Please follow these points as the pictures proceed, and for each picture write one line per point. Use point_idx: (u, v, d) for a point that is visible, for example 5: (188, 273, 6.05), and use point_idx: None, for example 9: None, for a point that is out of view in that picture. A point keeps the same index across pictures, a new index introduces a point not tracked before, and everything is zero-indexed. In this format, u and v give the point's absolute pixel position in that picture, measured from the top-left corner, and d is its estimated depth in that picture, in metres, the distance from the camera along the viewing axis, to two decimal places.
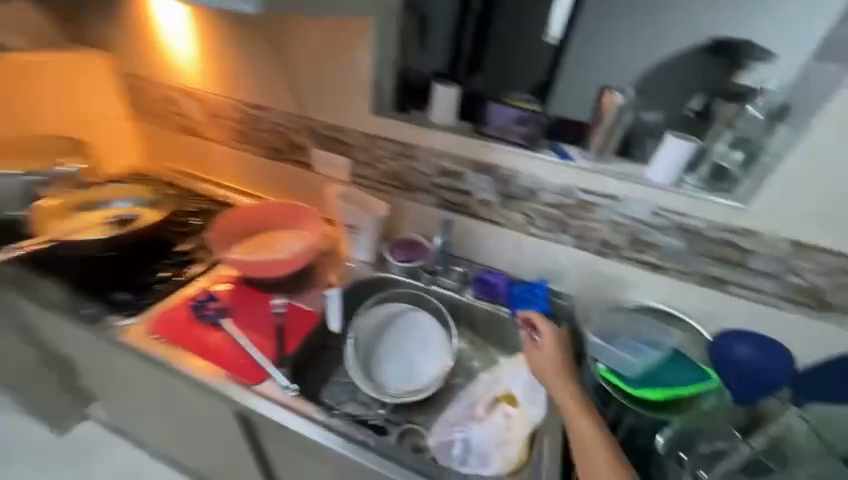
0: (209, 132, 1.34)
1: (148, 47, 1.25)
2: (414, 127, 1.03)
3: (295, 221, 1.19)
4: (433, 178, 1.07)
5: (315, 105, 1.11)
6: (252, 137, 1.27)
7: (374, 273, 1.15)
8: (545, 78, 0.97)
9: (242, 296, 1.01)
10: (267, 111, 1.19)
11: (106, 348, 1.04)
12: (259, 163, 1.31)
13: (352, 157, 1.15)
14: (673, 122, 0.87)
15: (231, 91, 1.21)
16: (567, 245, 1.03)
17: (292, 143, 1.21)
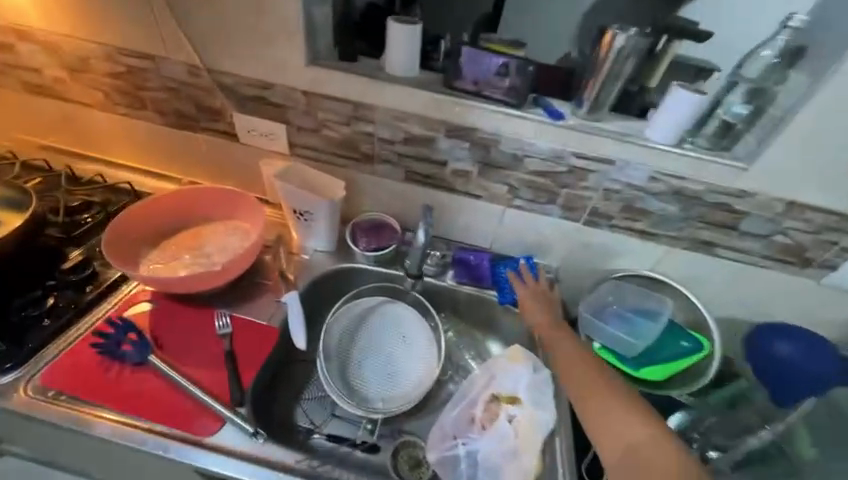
0: (75, 93, 0.97)
1: None
2: (367, 82, 0.79)
3: (227, 212, 0.93)
4: (397, 146, 0.87)
5: (223, 52, 0.81)
6: (140, 98, 0.93)
7: (335, 264, 0.96)
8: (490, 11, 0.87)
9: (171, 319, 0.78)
10: (154, 61, 0.86)
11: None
12: (160, 134, 0.99)
13: (288, 123, 0.89)
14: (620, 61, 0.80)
15: (91, 31, 0.85)
16: (553, 216, 0.92)
17: (200, 106, 0.91)
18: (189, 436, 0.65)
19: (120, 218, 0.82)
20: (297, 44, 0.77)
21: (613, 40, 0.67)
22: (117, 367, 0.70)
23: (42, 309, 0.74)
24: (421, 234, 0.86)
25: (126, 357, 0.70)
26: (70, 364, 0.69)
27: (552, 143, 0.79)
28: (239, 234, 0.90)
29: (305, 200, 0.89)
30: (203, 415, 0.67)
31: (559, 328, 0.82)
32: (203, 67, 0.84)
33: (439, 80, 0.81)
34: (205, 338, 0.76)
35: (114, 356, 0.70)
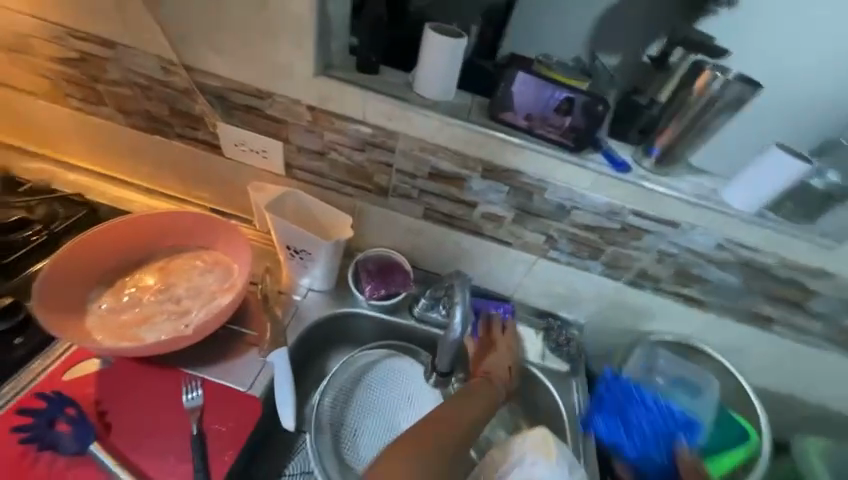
0: (13, 76, 0.76)
1: None
2: (391, 103, 0.64)
3: (207, 245, 0.76)
4: (419, 181, 0.72)
5: (209, 48, 0.63)
6: (99, 92, 0.74)
7: (332, 308, 0.81)
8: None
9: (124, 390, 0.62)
10: (116, 49, 0.67)
11: None
12: (123, 136, 0.80)
13: (287, 140, 0.72)
14: (629, 67, 0.68)
15: (32, 0, 0.65)
16: (593, 272, 0.79)
17: (176, 109, 0.73)
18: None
19: (64, 255, 0.66)
20: (307, 48, 0.60)
21: (710, 83, 0.57)
22: (51, 459, 0.56)
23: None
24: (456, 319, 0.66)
25: (63, 446, 0.56)
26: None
27: (610, 197, 0.67)
28: (218, 272, 0.74)
29: (300, 237, 0.73)
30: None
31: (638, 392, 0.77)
32: (180, 63, 0.66)
33: (479, 106, 0.66)
34: (166, 417, 0.62)
35: (47, 444, 0.56)
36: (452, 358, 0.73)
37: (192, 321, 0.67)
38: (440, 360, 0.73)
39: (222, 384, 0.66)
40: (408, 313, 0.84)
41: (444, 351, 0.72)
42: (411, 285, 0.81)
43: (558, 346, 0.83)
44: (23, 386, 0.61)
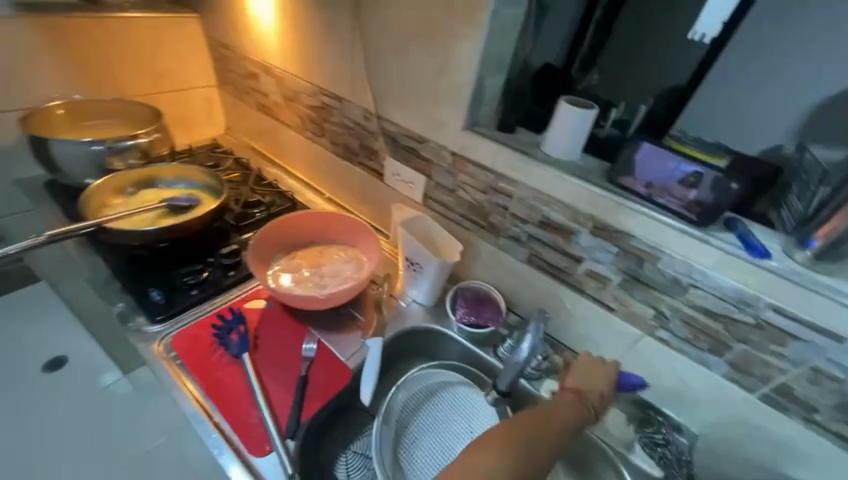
0: (284, 115, 1.20)
1: (236, 12, 1.12)
2: (518, 157, 0.75)
3: (353, 243, 1.01)
4: (529, 227, 0.79)
5: (396, 106, 0.88)
6: (325, 128, 1.09)
7: (426, 322, 0.92)
8: (685, 85, 0.77)
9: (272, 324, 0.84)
10: (341, 102, 1.00)
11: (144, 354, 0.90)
12: (328, 158, 1.15)
13: (430, 177, 0.91)
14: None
15: (305, 72, 1.04)
16: (713, 370, 0.68)
17: (364, 144, 1.02)
18: (240, 449, 0.65)
19: (274, 225, 0.95)
20: (460, 110, 0.78)
21: None
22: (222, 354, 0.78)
23: (198, 279, 0.89)
24: (524, 346, 0.71)
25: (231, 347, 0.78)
26: (196, 335, 0.80)
27: (739, 282, 0.59)
28: (354, 264, 0.96)
29: (418, 251, 0.88)
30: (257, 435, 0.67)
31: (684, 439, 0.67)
32: (375, 113, 0.93)
33: (600, 170, 0.71)
34: (291, 357, 0.79)
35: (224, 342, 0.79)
36: (514, 385, 0.74)
37: (324, 291, 0.88)
38: (501, 380, 0.74)
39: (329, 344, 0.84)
40: (493, 350, 0.88)
41: (506, 375, 0.74)
42: (501, 320, 0.87)
43: (652, 445, 0.73)
44: (224, 300, 0.88)
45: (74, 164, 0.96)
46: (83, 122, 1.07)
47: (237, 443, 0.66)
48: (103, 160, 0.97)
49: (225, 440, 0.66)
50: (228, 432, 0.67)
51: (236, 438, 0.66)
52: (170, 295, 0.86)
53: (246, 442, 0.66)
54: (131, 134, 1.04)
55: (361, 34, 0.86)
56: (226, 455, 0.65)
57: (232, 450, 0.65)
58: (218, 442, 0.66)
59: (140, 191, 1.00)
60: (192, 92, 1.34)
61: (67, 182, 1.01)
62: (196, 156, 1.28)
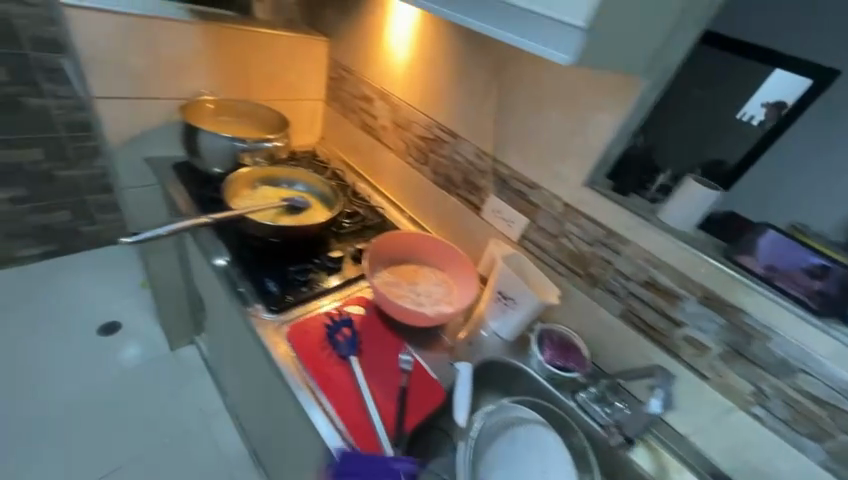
0: (388, 139, 1.30)
1: (368, 43, 1.23)
2: (634, 220, 0.81)
3: (443, 267, 1.07)
4: (631, 284, 0.84)
5: (515, 153, 0.96)
6: (430, 158, 1.18)
7: (509, 358, 0.95)
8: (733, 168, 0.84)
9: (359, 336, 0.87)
10: (456, 139, 1.08)
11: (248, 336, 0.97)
12: (424, 184, 1.23)
13: (533, 220, 0.97)
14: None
15: (426, 106, 1.13)
16: (811, 457, 0.69)
17: (468, 180, 1.09)
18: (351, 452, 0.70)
19: (383, 238, 1.03)
20: (584, 168, 0.85)
21: None
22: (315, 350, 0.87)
23: (307, 279, 0.96)
24: (654, 401, 0.75)
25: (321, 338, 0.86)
26: (310, 331, 0.86)
27: None
28: (443, 288, 1.02)
29: (516, 286, 0.93)
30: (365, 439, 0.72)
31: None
32: (491, 155, 1.00)
33: (714, 245, 0.77)
34: (392, 369, 0.84)
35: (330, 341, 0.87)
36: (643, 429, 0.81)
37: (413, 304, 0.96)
38: (631, 424, 0.81)
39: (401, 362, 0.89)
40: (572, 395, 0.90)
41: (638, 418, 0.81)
42: (587, 367, 0.90)
43: None
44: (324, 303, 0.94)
45: (216, 155, 1.07)
46: (222, 116, 1.20)
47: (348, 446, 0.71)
48: (237, 155, 1.08)
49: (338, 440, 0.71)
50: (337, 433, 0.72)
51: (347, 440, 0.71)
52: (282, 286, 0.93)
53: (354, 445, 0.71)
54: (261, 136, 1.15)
55: (497, 86, 0.94)
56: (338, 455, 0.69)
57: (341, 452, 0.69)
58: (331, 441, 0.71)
59: (262, 188, 1.10)
60: (302, 104, 1.45)
61: (201, 168, 1.11)
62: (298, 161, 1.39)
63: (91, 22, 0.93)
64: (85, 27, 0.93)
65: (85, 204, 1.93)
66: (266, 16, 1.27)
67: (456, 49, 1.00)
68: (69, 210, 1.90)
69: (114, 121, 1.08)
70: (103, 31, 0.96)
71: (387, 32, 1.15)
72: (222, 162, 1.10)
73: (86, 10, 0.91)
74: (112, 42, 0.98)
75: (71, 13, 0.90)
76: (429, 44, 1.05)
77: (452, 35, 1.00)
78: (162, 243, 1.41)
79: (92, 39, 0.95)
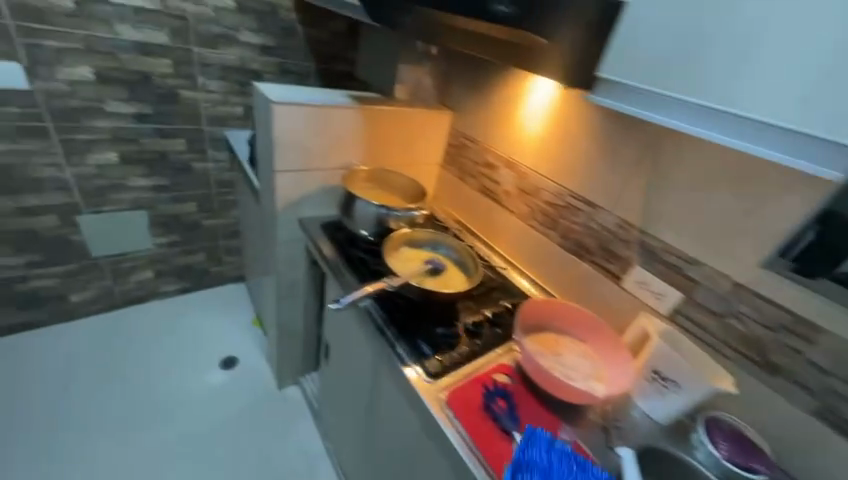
0: (511, 203, 1.35)
1: (497, 116, 1.32)
2: (835, 309, 0.73)
3: (582, 338, 1.05)
4: (831, 379, 0.75)
5: (670, 227, 0.94)
6: (560, 224, 1.20)
7: (670, 446, 0.88)
8: None
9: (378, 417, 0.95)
10: (594, 208, 1.09)
11: (396, 392, 1.03)
12: (549, 247, 1.25)
13: (690, 295, 0.93)
14: None
15: (560, 175, 1.16)
16: None
17: (606, 248, 1.09)
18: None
19: (530, 303, 1.03)
20: (763, 250, 0.80)
21: None
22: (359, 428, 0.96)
23: (454, 343, 0.98)
24: None
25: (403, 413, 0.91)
26: (465, 397, 0.88)
27: None
28: (587, 361, 0.99)
29: (680, 369, 0.86)
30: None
31: None
32: (638, 226, 0.99)
33: None
34: (546, 449, 0.74)
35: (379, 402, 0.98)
36: None
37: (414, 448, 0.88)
38: None
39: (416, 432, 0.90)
40: None
41: None
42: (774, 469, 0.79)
43: None
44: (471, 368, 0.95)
45: (367, 219, 1.20)
46: (367, 183, 1.37)
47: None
48: (385, 221, 1.19)
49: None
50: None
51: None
52: (433, 348, 0.95)
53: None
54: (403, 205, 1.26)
55: (650, 162, 0.94)
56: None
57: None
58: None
59: (406, 249, 1.18)
60: (422, 167, 1.58)
61: (350, 229, 1.26)
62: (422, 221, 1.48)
63: (286, 115, 1.12)
64: (282, 119, 1.12)
65: (217, 247, 2.21)
66: (403, 95, 1.43)
67: (600, 126, 1.04)
68: (205, 252, 2.18)
69: (286, 190, 1.26)
70: (293, 121, 1.14)
71: (520, 108, 1.24)
72: (371, 226, 1.22)
73: (286, 107, 1.11)
74: (297, 129, 1.16)
75: (276, 109, 1.10)
76: (569, 120, 1.11)
77: (597, 113, 1.04)
78: (295, 290, 1.57)
79: (285, 128, 1.14)
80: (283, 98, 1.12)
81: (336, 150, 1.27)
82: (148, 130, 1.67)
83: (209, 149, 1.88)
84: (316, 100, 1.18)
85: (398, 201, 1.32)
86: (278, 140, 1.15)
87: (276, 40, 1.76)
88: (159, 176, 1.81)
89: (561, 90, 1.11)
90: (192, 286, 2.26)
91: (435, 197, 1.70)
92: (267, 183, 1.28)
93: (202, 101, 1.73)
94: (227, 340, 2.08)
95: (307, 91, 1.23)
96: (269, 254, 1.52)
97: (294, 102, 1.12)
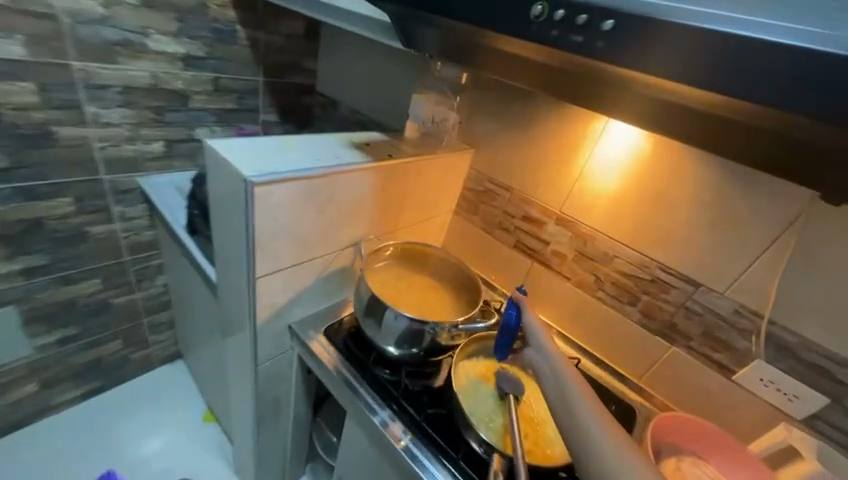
0: (566, 268, 1.08)
1: (544, 161, 1.03)
2: None
3: (704, 455, 0.85)
4: None
5: (816, 323, 0.74)
6: (642, 301, 0.96)
7: None
8: None
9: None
10: (696, 287, 0.87)
11: None
12: (623, 325, 1.02)
13: (841, 403, 0.75)
14: None
15: (643, 242, 0.93)
16: None
17: (712, 335, 0.88)
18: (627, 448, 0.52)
19: (647, 435, 0.80)
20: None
21: None
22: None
23: None
24: None
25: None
26: None
27: None
28: None
29: None
30: (617, 442, 0.52)
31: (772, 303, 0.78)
32: (766, 316, 0.79)
33: None
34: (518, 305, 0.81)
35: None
36: None
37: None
38: None
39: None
40: None
41: None
42: None
43: None
44: None
45: (401, 336, 0.83)
46: (381, 265, 0.98)
47: (600, 431, 0.54)
48: (427, 337, 0.81)
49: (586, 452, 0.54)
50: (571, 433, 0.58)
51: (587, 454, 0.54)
52: None
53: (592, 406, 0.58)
54: (449, 311, 0.94)
55: (793, 242, 0.74)
56: (601, 456, 0.52)
57: (609, 443, 0.53)
58: (579, 454, 0.55)
59: (470, 365, 0.87)
60: (436, 218, 1.23)
61: (374, 340, 0.88)
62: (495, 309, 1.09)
63: (278, 197, 0.70)
64: (270, 204, 0.69)
65: (139, 329, 1.61)
66: (412, 134, 1.06)
67: (710, 188, 0.82)
68: (121, 339, 1.57)
69: (271, 295, 0.84)
70: (287, 203, 0.72)
71: (583, 155, 0.96)
72: (406, 343, 0.83)
73: (278, 185, 0.68)
74: (292, 211, 0.74)
75: (262, 192, 0.66)
76: (661, 177, 0.87)
77: (704, 171, 0.81)
78: (280, 405, 1.14)
79: (275, 214, 0.71)
80: (270, 170, 0.69)
81: (341, 226, 0.88)
82: (2, 192, 1.05)
83: (115, 205, 1.30)
84: (316, 163, 0.76)
85: (432, 291, 0.98)
86: (263, 234, 0.72)
87: (207, 48, 1.24)
88: (31, 255, 1.19)
89: (650, 140, 0.86)
90: (107, 384, 1.64)
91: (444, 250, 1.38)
92: (241, 286, 0.84)
93: (95, 139, 1.16)
94: (169, 455, 1.52)
95: (294, 146, 0.80)
96: (237, 365, 1.07)
97: (289, 175, 0.69)
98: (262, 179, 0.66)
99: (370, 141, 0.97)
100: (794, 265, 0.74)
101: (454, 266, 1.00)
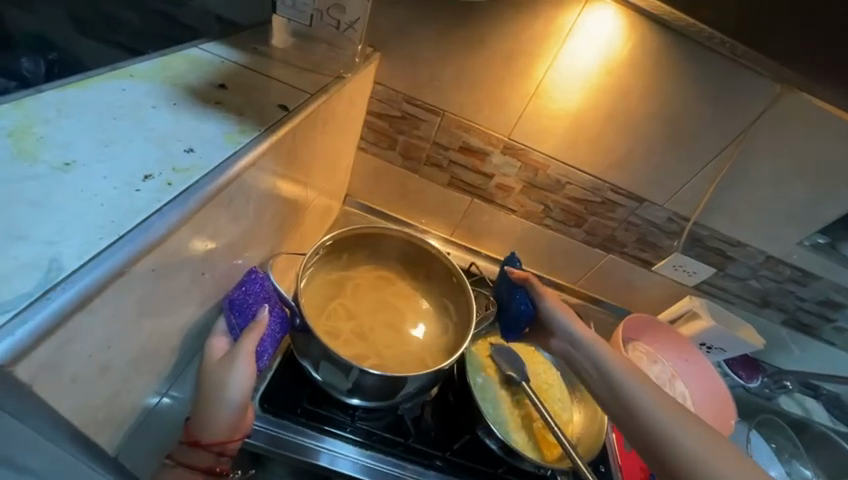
0: (513, 200, 0.93)
1: (495, 73, 0.76)
2: (833, 264, 0.90)
3: (637, 336, 0.97)
4: (805, 302, 0.99)
5: (727, 217, 0.87)
6: (591, 221, 0.93)
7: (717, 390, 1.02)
8: None
9: (209, 351, 0.44)
10: (641, 202, 0.88)
11: None
12: (564, 245, 0.99)
13: (722, 269, 0.96)
14: None
15: (599, 165, 0.84)
16: None
17: (644, 239, 0.94)
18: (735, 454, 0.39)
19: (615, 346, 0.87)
20: (807, 231, 0.86)
21: None
22: (264, 307, 0.47)
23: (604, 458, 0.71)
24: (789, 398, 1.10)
25: (234, 369, 0.43)
26: None
27: None
28: (658, 362, 0.95)
29: (731, 341, 0.97)
30: (692, 428, 0.41)
31: (702, 206, 0.86)
32: (692, 219, 0.88)
33: None
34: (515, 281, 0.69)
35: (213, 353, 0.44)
36: (807, 403, 1.13)
37: (230, 445, 0.45)
38: (806, 404, 1.13)
39: (223, 428, 0.44)
40: (762, 397, 1.07)
41: (811, 404, 1.13)
42: (751, 371, 1.07)
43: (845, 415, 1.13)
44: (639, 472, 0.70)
45: (365, 389, 0.58)
46: (320, 259, 0.69)
47: (680, 426, 0.41)
48: (421, 375, 0.57)
49: (660, 448, 0.41)
50: (626, 423, 0.45)
51: (658, 447, 0.41)
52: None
53: (648, 387, 0.46)
54: (424, 305, 0.74)
55: (734, 152, 0.78)
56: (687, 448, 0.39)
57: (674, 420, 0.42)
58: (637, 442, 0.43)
59: (474, 364, 0.72)
60: (340, 166, 0.83)
61: (331, 390, 0.59)
62: (470, 272, 0.93)
63: (86, 338, 0.26)
64: (75, 364, 0.26)
65: None
66: (284, 40, 0.62)
67: (675, 105, 0.75)
68: None
69: (148, 449, 0.43)
70: (117, 327, 0.29)
71: (547, 64, 0.73)
72: (389, 390, 0.58)
73: (73, 325, 0.24)
74: (136, 327, 0.31)
75: (40, 367, 0.23)
76: (631, 90, 0.74)
77: (673, 84, 0.73)
78: None
79: (98, 366, 0.28)
80: (24, 293, 0.23)
81: (229, 268, 0.46)
82: None
83: None
84: (150, 200, 0.30)
85: (390, 283, 0.75)
86: (88, 415, 0.29)
87: None
88: None
89: (626, 43, 0.69)
90: None
91: (349, 196, 1.00)
92: None
93: None
94: None
95: (43, 154, 0.29)
96: None
97: (102, 280, 0.25)
98: (15, 344, 0.21)
99: (221, 77, 0.47)
100: (724, 172, 0.81)
101: (414, 247, 0.74)
